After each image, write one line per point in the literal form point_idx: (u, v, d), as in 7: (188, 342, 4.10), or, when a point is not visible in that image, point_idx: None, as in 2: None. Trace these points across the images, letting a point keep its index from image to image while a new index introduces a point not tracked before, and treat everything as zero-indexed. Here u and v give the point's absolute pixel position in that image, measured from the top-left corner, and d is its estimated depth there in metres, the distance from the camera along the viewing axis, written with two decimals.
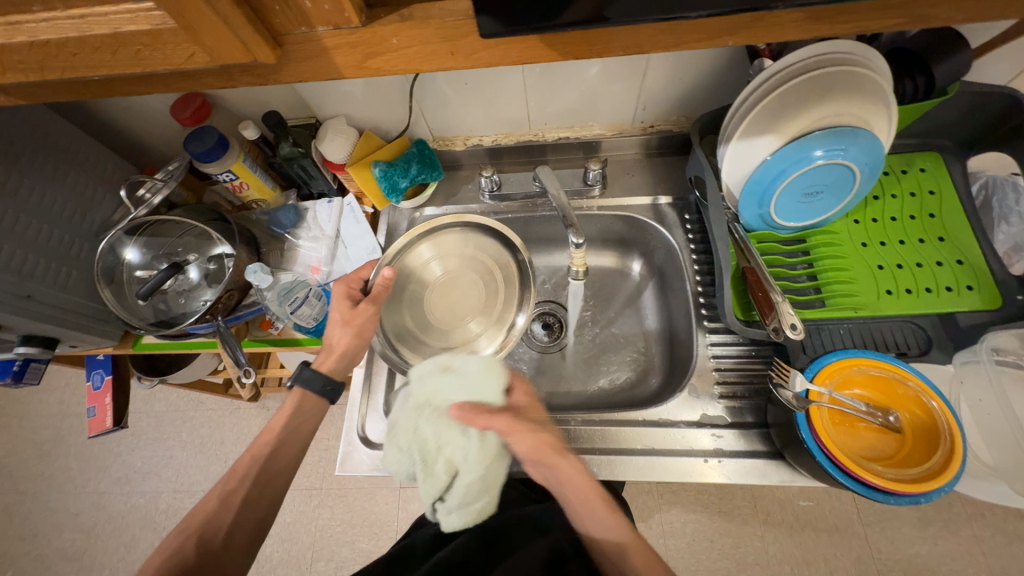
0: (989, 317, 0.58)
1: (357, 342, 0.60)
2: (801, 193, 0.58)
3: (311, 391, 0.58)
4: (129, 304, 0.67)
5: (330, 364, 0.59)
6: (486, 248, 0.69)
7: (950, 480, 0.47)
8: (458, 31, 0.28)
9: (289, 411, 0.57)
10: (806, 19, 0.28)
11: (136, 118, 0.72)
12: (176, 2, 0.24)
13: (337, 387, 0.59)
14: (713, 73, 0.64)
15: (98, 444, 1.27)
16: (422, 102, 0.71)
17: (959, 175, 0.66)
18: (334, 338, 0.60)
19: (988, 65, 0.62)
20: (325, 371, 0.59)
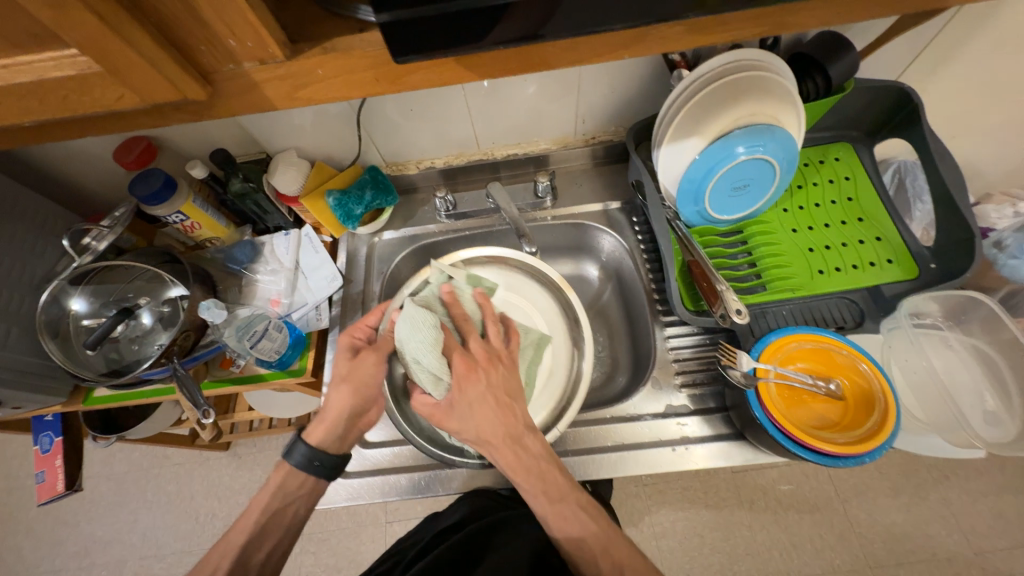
0: (910, 286, 0.64)
1: (354, 405, 0.57)
2: (731, 187, 0.63)
3: (298, 465, 0.55)
4: (77, 356, 0.64)
5: (320, 436, 0.57)
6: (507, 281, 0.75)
7: (887, 437, 0.52)
8: (378, 59, 0.31)
9: (272, 484, 0.55)
10: (688, 32, 0.32)
11: (77, 166, 0.70)
12: (98, 48, 0.26)
13: (325, 460, 0.56)
14: (641, 84, 0.69)
15: (53, 516, 1.18)
16: (371, 130, 0.73)
17: (869, 161, 0.72)
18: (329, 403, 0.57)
19: (878, 63, 0.69)
20: (314, 443, 0.56)
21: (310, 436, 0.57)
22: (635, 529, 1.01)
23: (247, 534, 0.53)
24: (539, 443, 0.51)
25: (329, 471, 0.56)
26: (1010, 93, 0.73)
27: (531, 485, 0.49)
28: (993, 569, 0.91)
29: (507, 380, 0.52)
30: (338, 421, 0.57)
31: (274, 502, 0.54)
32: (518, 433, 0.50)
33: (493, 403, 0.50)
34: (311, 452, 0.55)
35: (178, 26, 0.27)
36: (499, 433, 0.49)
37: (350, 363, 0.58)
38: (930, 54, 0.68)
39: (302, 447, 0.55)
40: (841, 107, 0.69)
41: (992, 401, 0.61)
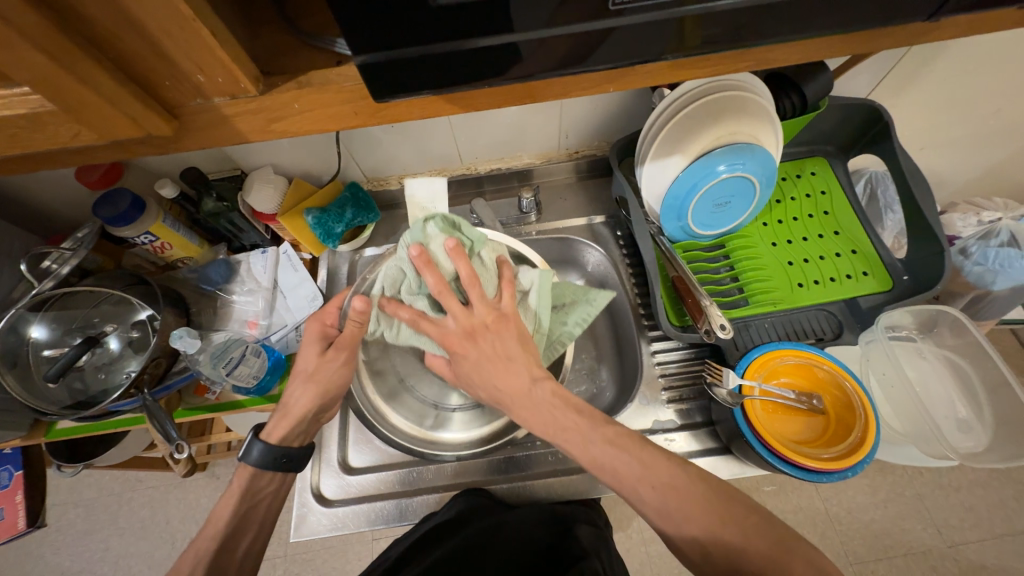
0: (885, 298, 0.65)
1: (321, 402, 0.56)
2: (713, 204, 0.64)
3: (261, 465, 0.53)
4: (37, 389, 0.60)
5: (282, 433, 0.55)
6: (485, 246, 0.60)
7: (868, 452, 0.53)
8: (357, 93, 0.30)
9: (238, 487, 0.52)
10: (670, 67, 0.32)
11: (35, 184, 0.66)
12: (48, 85, 0.24)
13: (292, 457, 0.54)
14: (623, 100, 0.70)
15: (16, 549, 1.11)
16: (351, 146, 0.71)
17: (844, 175, 0.74)
18: (297, 398, 0.56)
19: (850, 81, 0.72)
20: (275, 439, 0.54)
21: (269, 435, 0.55)
22: (625, 536, 1.01)
23: (218, 540, 0.49)
24: (549, 393, 0.49)
25: (293, 465, 0.55)
26: (973, 109, 0.76)
27: (549, 431, 0.48)
28: (966, 561, 0.95)
29: (509, 340, 0.50)
30: (301, 417, 0.56)
31: (242, 505, 0.51)
32: (524, 390, 0.49)
33: (497, 355, 0.50)
34: (270, 450, 0.53)
35: (141, 63, 0.26)
36: (507, 395, 0.50)
37: (317, 360, 0.56)
38: (899, 73, 0.70)
39: (261, 444, 0.53)
40: (816, 123, 0.70)
41: (964, 409, 0.64)
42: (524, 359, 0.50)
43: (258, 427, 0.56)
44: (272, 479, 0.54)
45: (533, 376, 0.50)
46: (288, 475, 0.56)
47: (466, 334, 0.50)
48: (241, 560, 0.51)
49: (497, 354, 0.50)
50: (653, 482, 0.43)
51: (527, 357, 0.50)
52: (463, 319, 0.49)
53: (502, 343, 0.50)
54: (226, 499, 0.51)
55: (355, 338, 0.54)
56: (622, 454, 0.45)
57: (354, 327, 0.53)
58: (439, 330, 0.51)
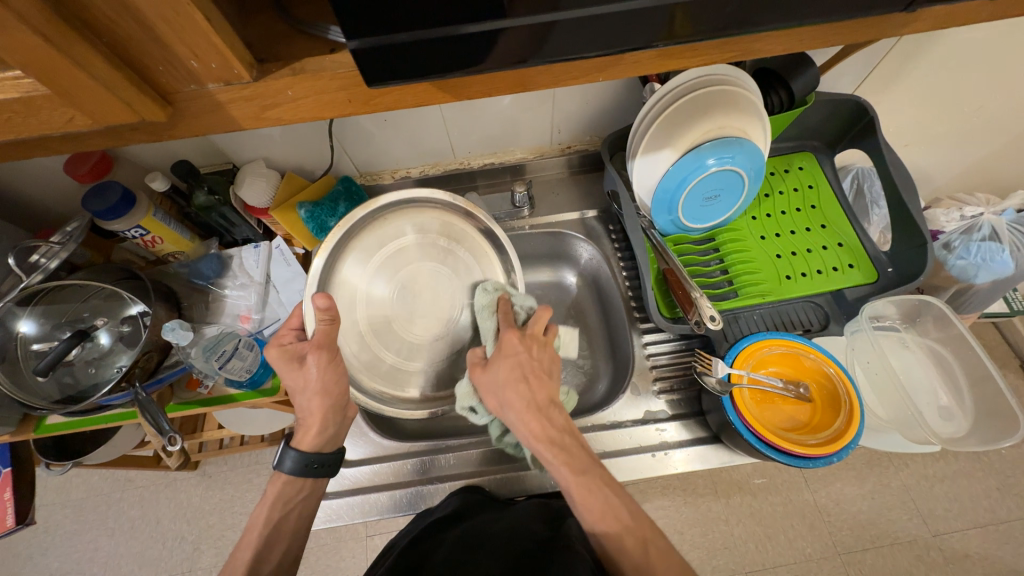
0: (869, 289, 0.67)
1: (333, 403, 0.53)
2: (702, 197, 0.65)
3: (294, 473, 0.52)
4: (26, 383, 0.60)
5: (312, 440, 0.53)
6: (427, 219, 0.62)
7: (853, 437, 0.54)
8: (350, 81, 0.30)
9: (270, 496, 0.52)
10: (659, 57, 0.33)
11: (23, 177, 0.66)
12: (42, 69, 0.24)
13: (324, 461, 0.54)
14: (614, 96, 0.70)
15: (3, 549, 1.10)
16: (344, 140, 0.71)
17: (830, 170, 0.76)
18: (305, 411, 0.53)
19: (836, 77, 0.73)
20: (306, 448, 0.53)
21: (301, 442, 0.54)
22: None
23: (253, 550, 0.49)
24: (563, 416, 0.50)
25: (327, 469, 0.54)
26: (954, 107, 0.78)
27: (551, 453, 0.47)
28: (950, 550, 0.97)
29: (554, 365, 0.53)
30: (322, 421, 0.53)
31: (277, 513, 0.51)
32: (543, 403, 0.49)
33: (537, 368, 0.51)
34: (304, 456, 0.53)
35: (134, 47, 0.26)
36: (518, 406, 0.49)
37: (304, 374, 0.52)
38: (883, 69, 0.71)
39: (292, 452, 0.52)
40: (803, 118, 0.72)
41: (945, 397, 0.66)
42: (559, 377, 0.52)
43: (286, 436, 0.55)
44: (303, 485, 0.54)
45: (553, 397, 0.50)
46: (320, 482, 0.55)
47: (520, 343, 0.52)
48: (278, 566, 0.50)
49: (540, 366, 0.51)
50: (637, 533, 0.45)
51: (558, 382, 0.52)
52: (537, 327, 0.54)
53: (539, 362, 0.51)
54: (258, 512, 0.51)
55: (331, 337, 0.50)
56: (612, 496, 0.47)
57: (322, 326, 0.49)
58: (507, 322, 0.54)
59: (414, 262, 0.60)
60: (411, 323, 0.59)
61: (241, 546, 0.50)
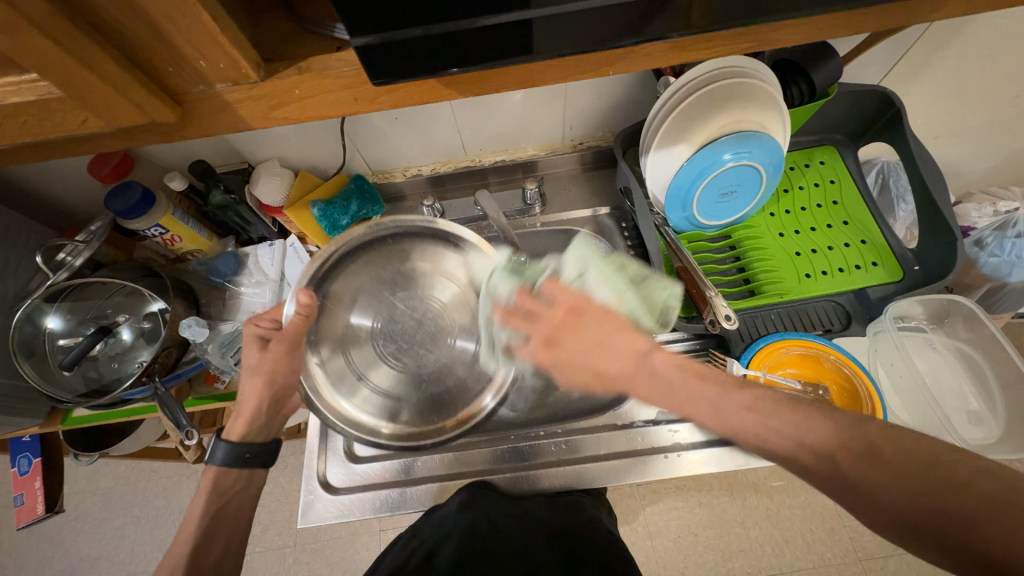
0: (894, 288, 0.64)
1: (273, 392, 0.55)
2: (717, 194, 0.63)
3: (221, 464, 0.52)
4: (54, 377, 0.62)
5: (241, 429, 0.54)
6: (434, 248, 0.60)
7: None
8: (356, 78, 0.30)
9: (204, 489, 0.51)
10: (669, 49, 0.32)
11: (51, 177, 0.68)
12: (55, 72, 0.24)
13: (254, 453, 0.53)
14: (627, 89, 0.69)
15: (37, 535, 1.15)
16: (356, 139, 0.72)
17: (853, 164, 0.73)
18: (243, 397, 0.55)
19: (862, 66, 0.70)
20: (235, 437, 0.54)
21: (231, 431, 0.55)
22: (630, 530, 1.01)
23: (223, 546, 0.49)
24: (664, 361, 0.48)
25: (259, 462, 0.54)
26: (988, 97, 0.75)
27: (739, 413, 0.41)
28: None
29: (605, 318, 0.51)
30: (257, 412, 0.55)
31: (213, 505, 0.51)
32: (631, 368, 0.49)
33: (594, 344, 0.51)
34: (234, 447, 0.53)
35: (144, 49, 0.26)
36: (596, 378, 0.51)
37: (260, 356, 0.54)
38: (911, 58, 0.68)
39: (224, 444, 0.53)
40: (824, 111, 0.69)
41: (975, 401, 0.63)
42: (625, 342, 0.50)
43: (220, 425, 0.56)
44: (239, 478, 0.53)
45: (644, 348, 0.49)
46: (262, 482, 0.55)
47: (570, 310, 0.52)
48: None
49: (593, 342, 0.51)
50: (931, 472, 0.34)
51: (637, 331, 0.51)
52: (543, 322, 0.53)
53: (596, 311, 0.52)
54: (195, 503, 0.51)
55: (299, 332, 0.53)
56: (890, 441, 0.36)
57: (296, 319, 0.53)
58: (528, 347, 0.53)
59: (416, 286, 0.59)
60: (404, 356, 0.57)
61: (177, 543, 0.49)
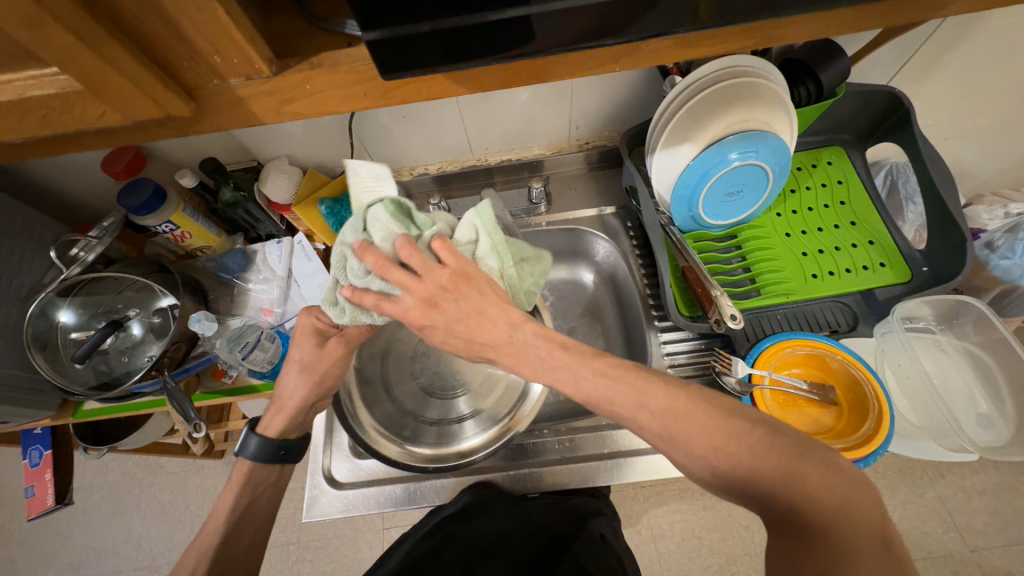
0: (902, 289, 0.64)
1: (313, 394, 0.56)
2: (723, 193, 0.63)
3: (257, 459, 0.53)
4: (66, 369, 0.63)
5: (277, 426, 0.55)
6: None
7: (882, 442, 0.52)
8: (367, 73, 0.30)
9: (237, 481, 0.53)
10: (676, 45, 0.32)
11: (65, 173, 0.69)
12: (75, 66, 0.25)
13: (291, 448, 0.55)
14: (634, 88, 0.69)
15: (45, 528, 1.16)
16: (364, 137, 0.72)
17: (861, 165, 0.73)
18: (285, 395, 0.55)
19: (871, 66, 0.70)
20: (272, 434, 0.54)
21: (266, 427, 0.56)
22: (633, 531, 1.01)
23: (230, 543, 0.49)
24: (535, 331, 0.45)
25: (292, 457, 0.55)
26: (999, 98, 0.74)
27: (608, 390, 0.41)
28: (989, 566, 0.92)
29: (483, 295, 0.45)
30: (296, 410, 0.55)
31: (244, 498, 0.52)
32: (506, 336, 0.45)
33: (468, 310, 0.45)
34: (268, 442, 0.54)
35: (161, 45, 0.27)
36: (494, 333, 0.45)
37: (309, 351, 0.55)
38: (921, 58, 0.68)
39: (257, 438, 0.53)
40: (831, 111, 0.69)
41: (985, 404, 0.62)
42: (502, 313, 0.45)
43: (253, 421, 0.57)
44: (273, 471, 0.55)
45: (511, 321, 0.45)
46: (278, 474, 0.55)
47: (456, 273, 0.45)
48: None
49: (467, 309, 0.45)
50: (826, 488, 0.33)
51: (507, 302, 0.46)
52: (416, 288, 0.44)
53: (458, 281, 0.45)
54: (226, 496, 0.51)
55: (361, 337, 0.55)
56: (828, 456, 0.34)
57: (360, 328, 0.55)
58: (398, 306, 0.46)
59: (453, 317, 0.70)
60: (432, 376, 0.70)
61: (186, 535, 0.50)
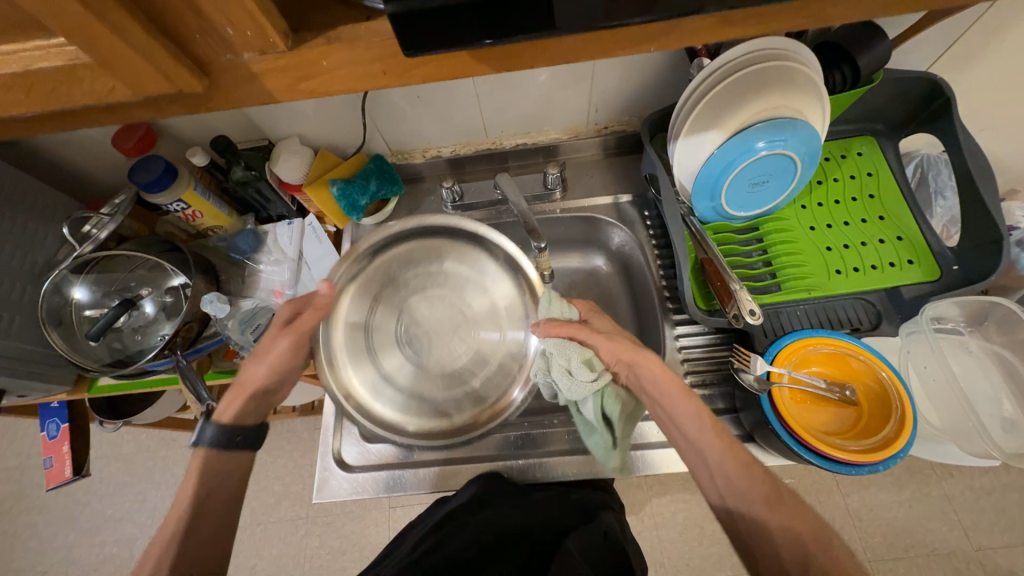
0: (929, 288, 0.62)
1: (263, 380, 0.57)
2: (749, 183, 0.60)
3: (213, 447, 0.53)
4: (81, 347, 0.64)
5: (233, 412, 0.56)
6: (404, 251, 0.64)
7: (904, 445, 0.51)
8: (386, 50, 0.29)
9: (196, 470, 0.52)
10: (719, 24, 0.30)
11: (76, 149, 0.68)
12: (82, 35, 0.24)
13: (251, 435, 0.55)
14: (658, 70, 0.66)
15: (64, 496, 1.20)
16: (376, 117, 0.70)
17: (893, 156, 0.69)
18: (243, 384, 0.57)
19: (911, 51, 0.66)
20: (226, 420, 0.55)
21: (221, 416, 0.56)
22: (636, 519, 1.01)
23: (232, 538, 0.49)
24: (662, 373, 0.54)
25: (248, 443, 0.56)
26: None
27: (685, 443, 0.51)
28: (992, 566, 0.91)
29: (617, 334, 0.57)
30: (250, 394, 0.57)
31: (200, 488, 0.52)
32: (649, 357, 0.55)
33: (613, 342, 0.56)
34: (225, 431, 0.54)
35: (170, 14, 0.26)
36: (630, 350, 0.55)
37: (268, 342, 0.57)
38: (966, 43, 0.64)
39: (215, 426, 0.54)
40: (866, 98, 0.65)
41: (1010, 407, 0.60)
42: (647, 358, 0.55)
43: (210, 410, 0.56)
44: (229, 461, 0.54)
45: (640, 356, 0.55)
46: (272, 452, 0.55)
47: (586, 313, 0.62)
48: None
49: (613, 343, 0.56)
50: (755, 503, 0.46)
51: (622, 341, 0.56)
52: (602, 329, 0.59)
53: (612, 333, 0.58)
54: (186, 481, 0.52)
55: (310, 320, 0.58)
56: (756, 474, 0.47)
57: (312, 306, 0.57)
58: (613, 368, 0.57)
59: (406, 286, 0.63)
60: (432, 345, 0.60)
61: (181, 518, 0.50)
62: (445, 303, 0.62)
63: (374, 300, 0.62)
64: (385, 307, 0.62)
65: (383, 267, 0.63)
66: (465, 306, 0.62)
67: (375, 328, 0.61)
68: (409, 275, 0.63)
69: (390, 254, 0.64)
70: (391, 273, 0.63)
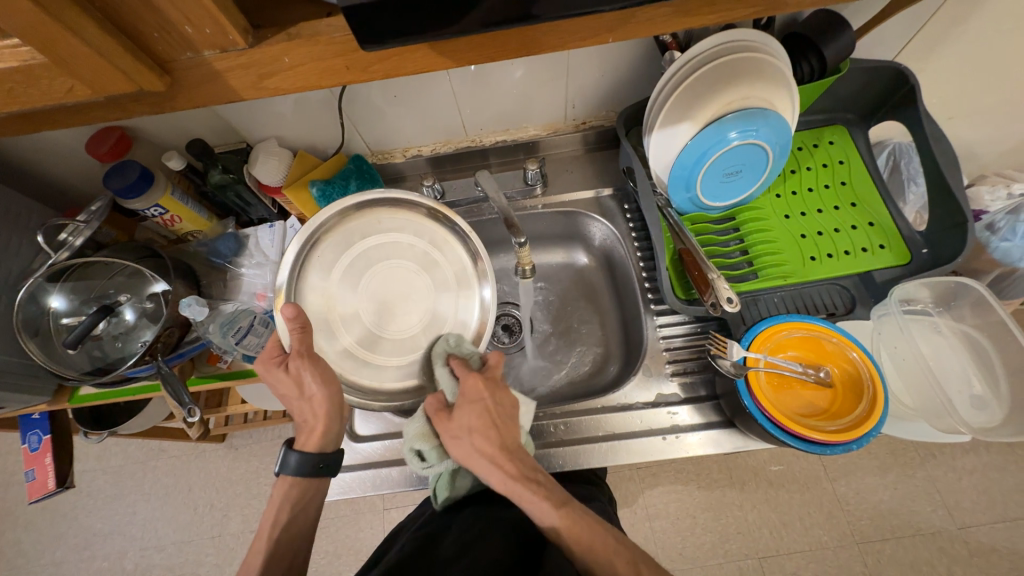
0: (900, 271, 0.63)
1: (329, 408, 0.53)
2: (722, 173, 0.62)
3: (301, 476, 0.53)
4: (59, 356, 0.63)
5: (316, 442, 0.53)
6: (346, 232, 0.59)
7: (877, 423, 0.52)
8: (348, 46, 0.29)
9: (278, 500, 0.52)
10: (674, 13, 0.30)
11: (48, 156, 0.67)
12: (36, 34, 0.24)
13: (332, 462, 0.54)
14: (632, 65, 0.67)
15: (50, 511, 1.18)
16: (353, 117, 0.70)
17: (863, 144, 0.71)
18: (313, 413, 0.53)
19: (877, 42, 0.68)
20: (313, 451, 0.53)
21: (305, 446, 0.54)
22: (629, 512, 1.02)
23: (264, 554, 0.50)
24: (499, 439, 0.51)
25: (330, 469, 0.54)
26: (1008, 74, 0.72)
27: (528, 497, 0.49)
28: (975, 543, 0.94)
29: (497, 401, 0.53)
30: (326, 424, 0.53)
31: (285, 514, 0.52)
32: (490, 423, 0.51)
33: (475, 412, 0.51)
34: (307, 459, 0.53)
35: (127, 12, 0.26)
36: (481, 426, 0.50)
37: (290, 378, 0.52)
38: (929, 32, 0.66)
39: (296, 454, 0.53)
40: (835, 88, 0.67)
41: (979, 385, 0.62)
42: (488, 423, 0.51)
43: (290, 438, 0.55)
44: (307, 487, 0.53)
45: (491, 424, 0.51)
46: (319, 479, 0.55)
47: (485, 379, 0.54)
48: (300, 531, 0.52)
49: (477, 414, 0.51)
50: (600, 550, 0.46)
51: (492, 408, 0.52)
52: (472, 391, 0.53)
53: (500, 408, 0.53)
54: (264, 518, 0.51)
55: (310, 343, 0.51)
56: (598, 526, 0.48)
57: (296, 335, 0.50)
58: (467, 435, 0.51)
59: (355, 270, 0.59)
60: (399, 320, 0.59)
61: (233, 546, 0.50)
62: (397, 276, 0.60)
63: (334, 288, 0.58)
64: (343, 293, 0.58)
65: (330, 252, 0.58)
66: (415, 276, 0.60)
67: (341, 318, 0.57)
68: (356, 257, 0.59)
69: (331, 241, 0.58)
70: (338, 260, 0.58)
